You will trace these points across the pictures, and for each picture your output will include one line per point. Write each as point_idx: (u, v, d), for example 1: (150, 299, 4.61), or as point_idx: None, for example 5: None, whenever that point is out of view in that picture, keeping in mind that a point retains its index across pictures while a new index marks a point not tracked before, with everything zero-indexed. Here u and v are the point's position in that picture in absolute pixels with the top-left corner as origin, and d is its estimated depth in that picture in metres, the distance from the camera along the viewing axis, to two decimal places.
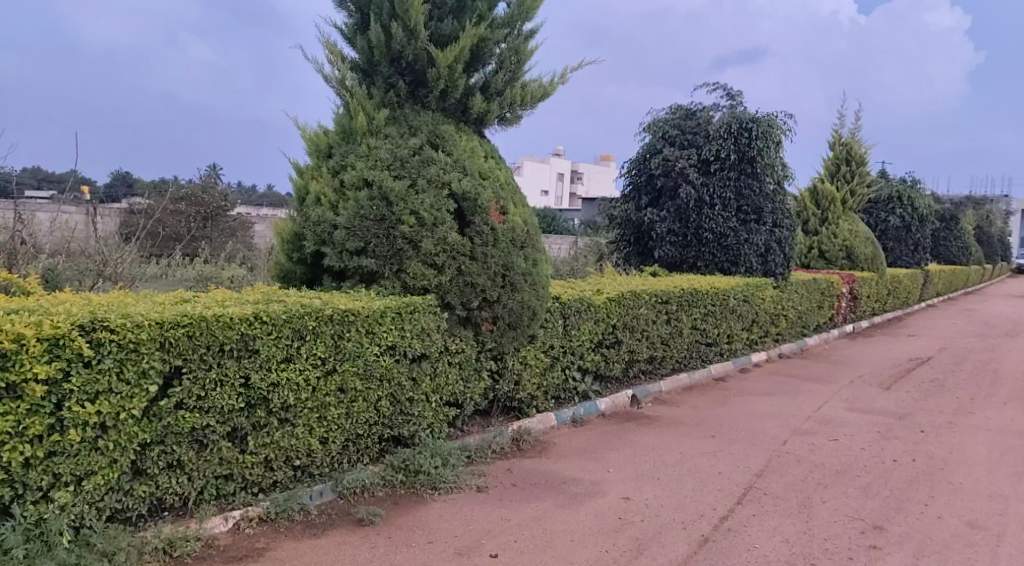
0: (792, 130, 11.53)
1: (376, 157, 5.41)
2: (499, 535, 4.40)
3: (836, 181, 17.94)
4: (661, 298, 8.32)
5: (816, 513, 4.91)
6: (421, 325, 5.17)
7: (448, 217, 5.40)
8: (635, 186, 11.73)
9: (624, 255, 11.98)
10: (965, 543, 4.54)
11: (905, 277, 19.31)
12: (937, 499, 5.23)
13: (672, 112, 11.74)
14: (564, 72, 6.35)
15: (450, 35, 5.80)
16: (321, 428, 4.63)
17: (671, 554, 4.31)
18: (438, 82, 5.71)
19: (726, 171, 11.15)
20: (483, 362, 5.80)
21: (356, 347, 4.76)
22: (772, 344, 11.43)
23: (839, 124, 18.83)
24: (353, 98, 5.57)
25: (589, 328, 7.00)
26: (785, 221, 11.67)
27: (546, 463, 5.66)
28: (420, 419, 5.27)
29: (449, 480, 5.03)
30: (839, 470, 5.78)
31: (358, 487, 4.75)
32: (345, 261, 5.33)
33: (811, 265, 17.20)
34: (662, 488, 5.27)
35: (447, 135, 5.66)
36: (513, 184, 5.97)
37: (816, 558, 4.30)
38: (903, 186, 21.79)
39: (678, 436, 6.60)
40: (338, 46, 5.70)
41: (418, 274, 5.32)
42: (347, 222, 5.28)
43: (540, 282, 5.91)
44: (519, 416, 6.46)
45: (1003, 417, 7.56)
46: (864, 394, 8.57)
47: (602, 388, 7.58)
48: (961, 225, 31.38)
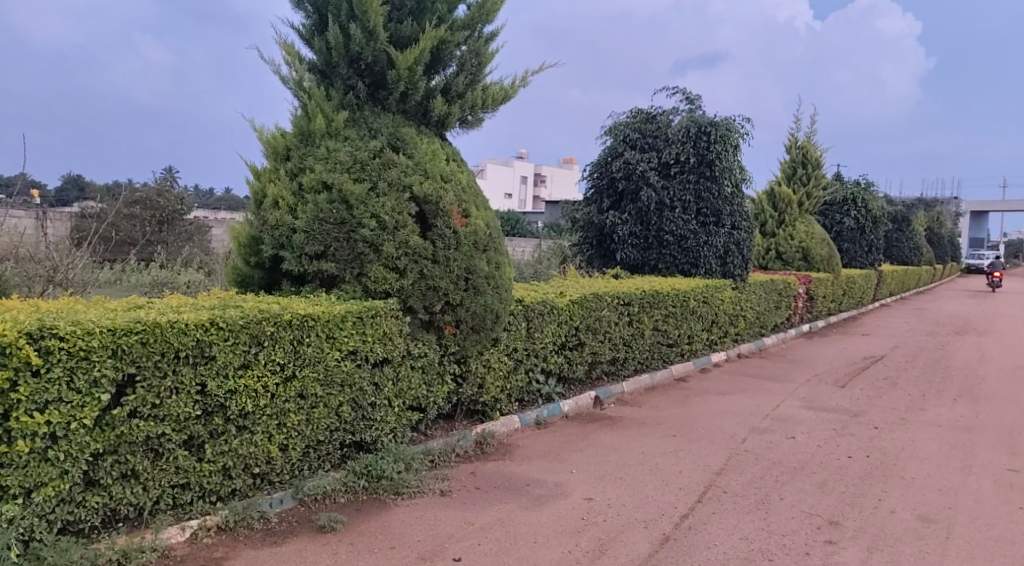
0: (749, 134, 11.72)
1: (335, 160, 5.35)
2: (462, 539, 4.38)
3: (792, 184, 18.27)
4: (623, 300, 8.37)
5: (774, 510, 4.99)
6: (383, 329, 5.12)
7: (410, 221, 5.37)
8: (597, 189, 11.81)
9: (586, 257, 12.04)
10: (917, 536, 4.66)
11: (860, 278, 19.76)
12: (891, 493, 5.36)
13: (632, 115, 11.83)
14: (524, 76, 6.36)
15: (410, 37, 5.77)
16: (280, 435, 4.56)
17: (633, 553, 4.34)
18: (398, 84, 5.67)
19: (686, 174, 11.30)
20: (446, 366, 5.77)
21: (317, 353, 4.70)
22: (731, 345, 11.59)
23: (795, 127, 19.19)
24: (311, 99, 5.50)
25: (552, 330, 7.01)
26: (744, 223, 11.85)
27: (510, 465, 5.66)
28: (383, 424, 5.22)
29: (412, 485, 4.99)
30: (796, 467, 5.88)
31: (318, 494, 4.69)
32: (305, 265, 5.27)
33: (769, 266, 17.51)
34: (624, 488, 5.31)
35: (408, 138, 5.63)
36: (474, 187, 5.95)
37: (774, 555, 4.36)
38: (857, 189, 22.28)
39: (639, 436, 6.65)
40: (295, 47, 5.63)
41: (379, 278, 5.28)
42: (306, 226, 5.22)
43: (503, 285, 5.90)
44: (483, 420, 6.44)
45: (953, 414, 7.77)
46: (820, 392, 8.74)
47: (566, 390, 7.61)
48: (913, 227, 32.23)
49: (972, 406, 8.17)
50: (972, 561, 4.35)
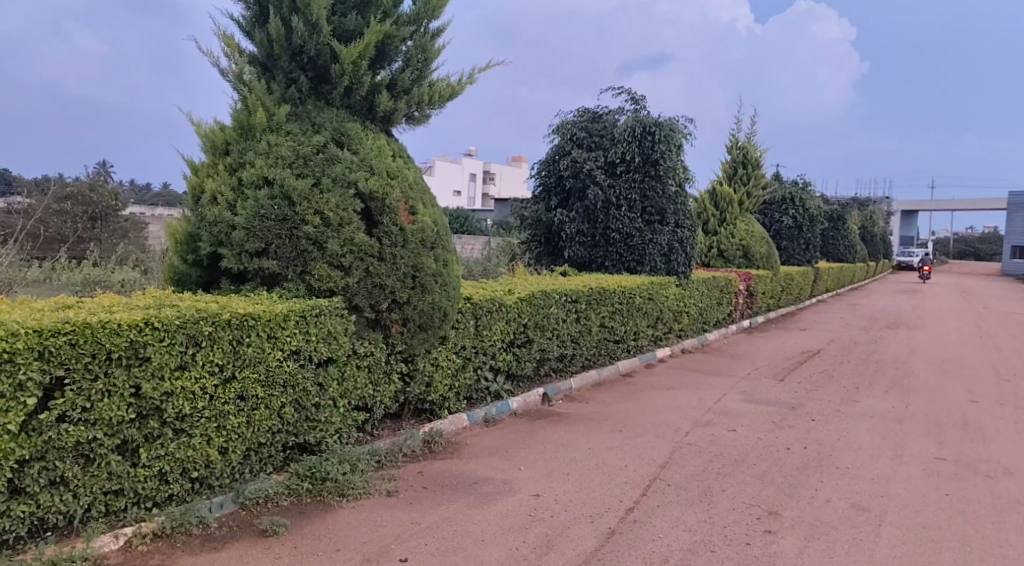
0: (692, 134, 11.92)
1: (277, 154, 5.21)
2: (409, 539, 4.33)
3: (733, 183, 18.69)
4: (570, 297, 8.40)
5: (716, 502, 5.07)
6: (327, 328, 5.02)
7: (355, 217, 5.28)
8: (545, 187, 11.80)
9: (534, 255, 12.03)
10: (851, 524, 4.80)
11: (798, 275, 20.33)
12: (827, 483, 5.51)
13: (579, 114, 11.86)
14: (471, 72, 6.31)
15: (354, 31, 5.67)
16: (220, 437, 4.42)
17: (579, 548, 4.35)
18: (342, 78, 5.57)
19: (632, 173, 11.42)
20: (393, 365, 5.69)
21: (257, 353, 4.58)
22: (675, 340, 11.76)
23: (736, 128, 19.63)
24: (251, 93, 5.35)
25: (500, 328, 6.98)
26: (687, 221, 12.06)
27: (458, 464, 5.62)
28: (327, 425, 5.12)
29: (358, 486, 4.90)
30: (737, 459, 5.99)
31: (260, 498, 4.57)
32: (245, 263, 5.13)
33: (711, 264, 17.86)
34: (572, 483, 5.32)
35: (352, 133, 5.52)
36: (421, 184, 5.87)
37: (716, 546, 4.43)
38: (795, 188, 22.94)
39: (586, 431, 6.68)
40: (234, 39, 5.46)
41: (324, 276, 5.18)
42: (246, 222, 5.08)
43: (451, 283, 5.85)
44: (430, 418, 6.38)
45: (885, 405, 8.04)
46: (760, 386, 8.94)
47: (514, 387, 7.59)
48: (847, 226, 33.35)
49: (903, 397, 8.48)
50: (903, 547, 4.50)
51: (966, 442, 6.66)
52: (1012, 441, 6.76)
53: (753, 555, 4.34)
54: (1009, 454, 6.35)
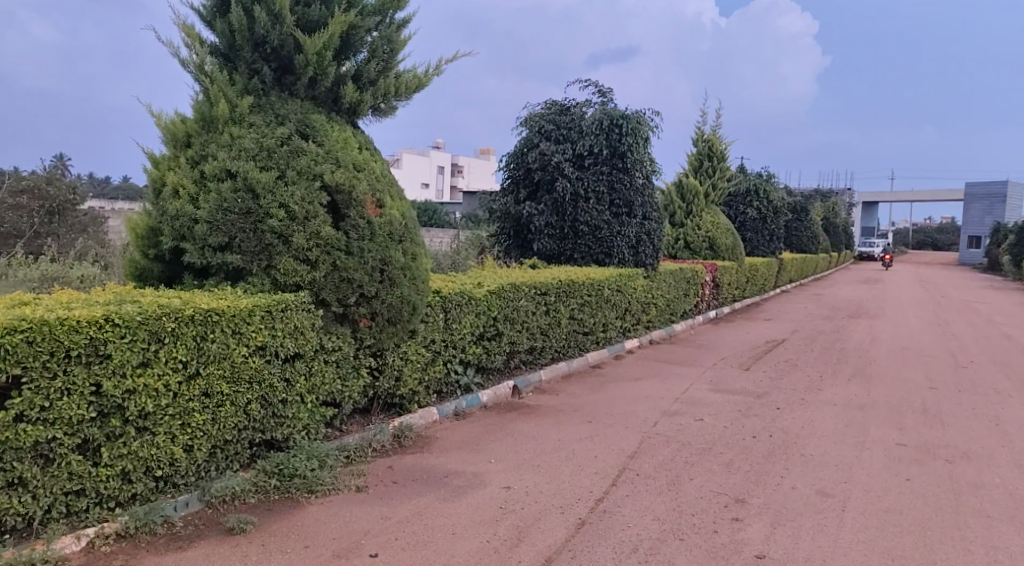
0: (659, 127, 12.00)
1: (240, 147, 5.12)
2: (380, 535, 4.30)
3: (699, 175, 18.88)
4: (539, 290, 8.40)
5: (684, 491, 5.12)
6: (294, 323, 4.96)
7: (321, 211, 5.22)
8: (513, 179, 11.74)
9: (503, 248, 12.00)
10: (816, 510, 4.88)
11: (762, 265, 20.60)
12: (792, 470, 5.60)
13: (547, 106, 11.83)
14: (438, 63, 6.26)
15: (318, 21, 5.57)
16: (185, 435, 4.34)
17: (550, 539, 4.37)
18: (306, 69, 5.49)
19: (599, 166, 11.48)
20: (362, 360, 5.64)
21: (222, 349, 4.49)
22: (643, 332, 11.85)
23: (701, 121, 19.81)
24: (213, 84, 5.24)
25: (469, 321, 6.96)
26: (653, 214, 12.17)
27: (428, 458, 5.60)
28: (294, 421, 5.06)
29: (327, 482, 4.86)
30: (704, 448, 6.06)
31: (227, 496, 4.51)
32: (207, 257, 5.04)
33: (678, 256, 18.01)
34: (542, 475, 5.34)
35: (317, 125, 5.44)
36: (389, 177, 5.82)
37: (685, 534, 4.48)
38: (759, 180, 23.21)
39: (556, 423, 6.69)
40: (195, 29, 5.34)
41: (289, 270, 5.11)
42: (209, 216, 4.98)
43: (420, 276, 5.82)
44: (400, 413, 6.34)
45: (848, 393, 8.19)
46: (727, 375, 9.05)
47: (484, 381, 7.57)
48: (810, 217, 33.87)
49: (864, 385, 8.65)
50: (866, 532, 4.59)
51: (924, 428, 6.82)
52: (968, 425, 6.94)
53: (720, 543, 4.39)
54: (966, 439, 6.52)
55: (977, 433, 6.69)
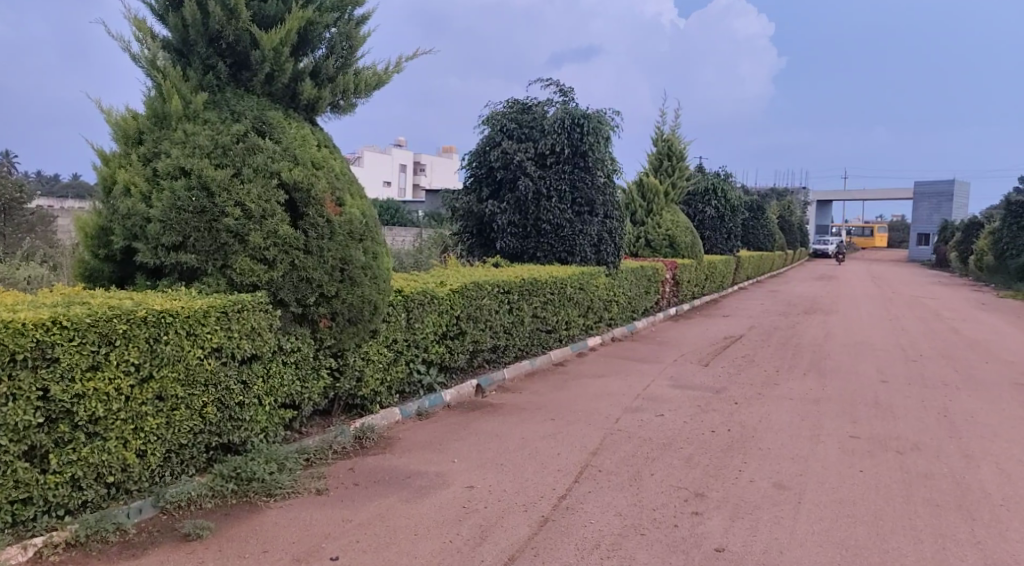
0: (620, 126, 12.09)
1: (194, 144, 5.00)
2: (340, 537, 4.24)
3: (659, 175, 19.13)
4: (502, 288, 8.38)
5: (645, 486, 5.16)
6: (251, 324, 4.86)
7: (279, 209, 5.13)
8: (476, 178, 11.70)
9: (466, 246, 11.95)
10: (773, 502, 4.95)
11: (721, 263, 20.91)
12: (750, 464, 5.68)
13: (509, 105, 11.79)
14: (398, 60, 6.20)
15: (275, 16, 5.46)
16: (138, 440, 4.23)
17: (512, 537, 4.35)
18: (263, 65, 5.40)
19: (561, 165, 11.50)
20: (322, 361, 5.56)
21: (176, 351, 4.38)
22: (606, 329, 11.92)
23: (661, 121, 20.11)
24: (165, 79, 5.11)
25: (432, 320, 6.91)
26: (615, 212, 12.26)
27: (390, 459, 5.54)
28: (252, 424, 4.96)
29: (286, 485, 4.78)
30: (664, 443, 6.11)
31: (182, 501, 4.41)
32: (161, 257, 4.91)
33: (639, 254, 18.16)
34: (505, 473, 5.32)
35: (274, 122, 5.34)
36: (348, 175, 5.75)
37: (646, 529, 4.51)
38: (717, 180, 23.59)
39: (519, 422, 6.68)
40: (147, 23, 5.20)
41: (246, 269, 5.01)
42: (161, 215, 4.86)
43: (381, 275, 5.75)
44: (362, 414, 6.27)
45: (803, 387, 8.35)
46: (686, 371, 9.15)
47: (447, 379, 7.53)
48: (767, 216, 34.50)
49: (819, 379, 8.83)
50: (821, 523, 4.67)
51: (876, 420, 6.98)
52: (918, 417, 7.13)
53: (680, 537, 4.43)
54: (916, 430, 6.68)
55: (926, 425, 6.87)
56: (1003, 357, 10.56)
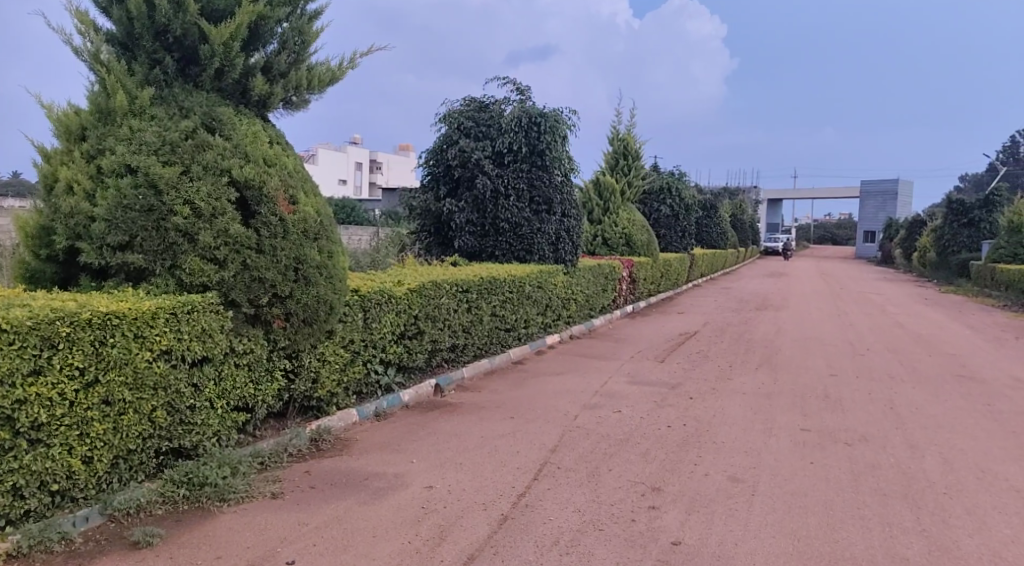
0: (577, 125, 12.12)
1: (140, 140, 4.87)
2: (297, 541, 4.17)
3: (615, 173, 19.29)
4: (460, 287, 8.33)
5: (604, 482, 5.19)
6: (201, 325, 4.74)
7: (230, 207, 5.02)
8: (433, 176, 11.61)
9: (424, 245, 11.86)
10: (728, 495, 5.02)
11: (676, 261, 21.18)
12: (705, 458, 5.76)
13: (466, 103, 11.72)
14: (353, 57, 6.12)
15: (224, 10, 5.34)
16: (84, 446, 4.09)
17: (472, 536, 4.33)
18: (212, 60, 5.26)
19: (519, 163, 11.50)
20: (276, 362, 5.45)
21: (123, 354, 4.25)
22: (564, 327, 11.97)
23: (617, 121, 20.28)
24: (110, 74, 4.95)
25: (390, 320, 6.84)
26: (572, 211, 12.32)
27: (347, 460, 5.47)
28: (204, 428, 4.85)
29: (240, 489, 4.68)
30: (622, 439, 6.15)
31: (131, 508, 4.28)
32: (106, 257, 4.77)
33: (596, 252, 18.27)
34: (464, 472, 5.30)
35: (224, 118, 5.22)
36: (302, 172, 5.65)
37: (605, 524, 4.53)
38: (671, 179, 23.88)
39: (478, 420, 6.66)
40: (90, 15, 5.04)
41: (195, 269, 4.89)
42: (107, 213, 4.72)
43: (336, 275, 5.66)
44: (318, 416, 6.18)
45: (756, 381, 8.51)
46: (643, 367, 9.24)
47: (405, 379, 7.47)
48: (720, 215, 35.07)
49: (771, 373, 9.00)
50: (774, 514, 4.75)
51: (826, 413, 7.14)
52: (866, 409, 7.31)
53: (638, 531, 4.46)
54: (864, 422, 6.85)
55: (873, 416, 7.05)
56: (945, 351, 10.90)
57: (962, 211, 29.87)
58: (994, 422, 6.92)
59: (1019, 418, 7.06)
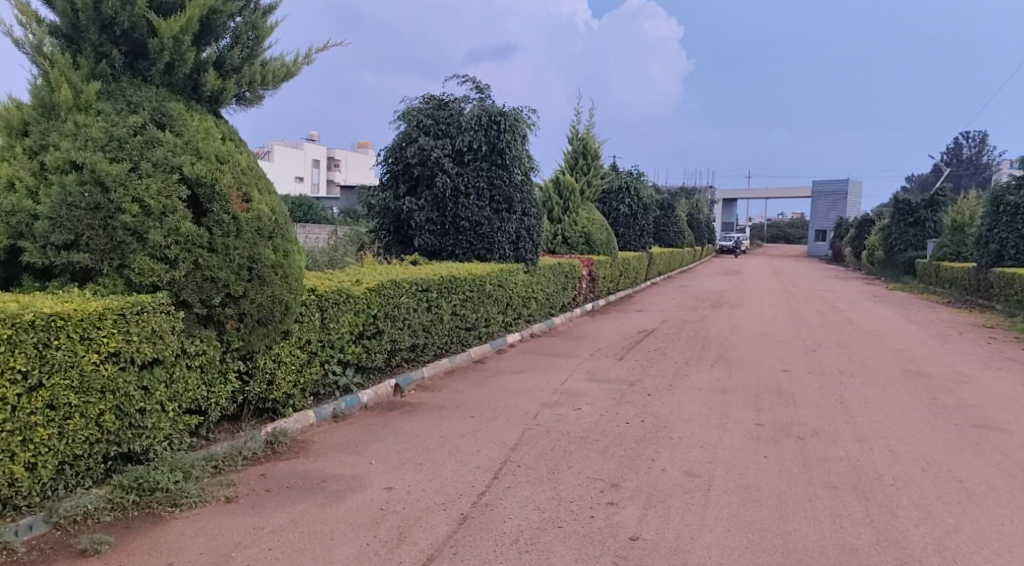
0: (537, 124, 12.12)
1: (86, 136, 4.72)
2: (251, 546, 4.09)
3: (575, 173, 19.44)
4: (420, 286, 8.28)
5: (563, 479, 5.20)
6: (151, 326, 4.61)
7: (181, 205, 4.90)
8: (392, 174, 11.49)
9: (383, 244, 11.73)
10: (684, 490, 5.08)
11: (634, 259, 21.39)
12: (662, 453, 5.81)
13: (425, 101, 11.63)
14: (308, 52, 6.02)
15: (175, 3, 5.20)
16: (27, 452, 3.96)
17: (431, 537, 4.29)
18: (162, 54, 5.13)
19: (479, 162, 11.46)
20: (229, 364, 5.34)
21: (69, 356, 4.12)
22: (524, 326, 11.98)
23: (576, 120, 20.41)
24: (53, 67, 4.79)
25: (348, 320, 6.76)
26: (532, 210, 12.35)
27: (304, 463, 5.38)
28: (155, 432, 4.71)
29: (192, 494, 4.57)
30: (582, 436, 6.18)
31: (78, 515, 4.15)
32: (50, 257, 4.62)
33: (556, 251, 18.33)
34: (424, 473, 5.26)
35: (175, 114, 5.08)
36: (256, 170, 5.54)
37: (564, 521, 4.53)
38: (630, 178, 24.11)
39: (438, 420, 6.63)
40: (32, 6, 4.87)
41: (145, 269, 4.75)
42: (50, 212, 4.57)
43: (292, 274, 5.56)
44: (273, 418, 6.08)
45: (713, 377, 8.63)
46: (602, 365, 9.31)
47: (364, 380, 7.40)
48: (677, 214, 35.53)
49: (727, 369, 9.14)
50: (730, 508, 4.81)
51: (780, 408, 7.27)
52: (818, 404, 7.47)
53: (597, 528, 4.48)
54: (815, 416, 7.00)
55: (825, 411, 7.21)
56: (893, 346, 11.20)
57: (908, 210, 30.76)
58: (939, 415, 7.12)
59: (963, 411, 7.28)
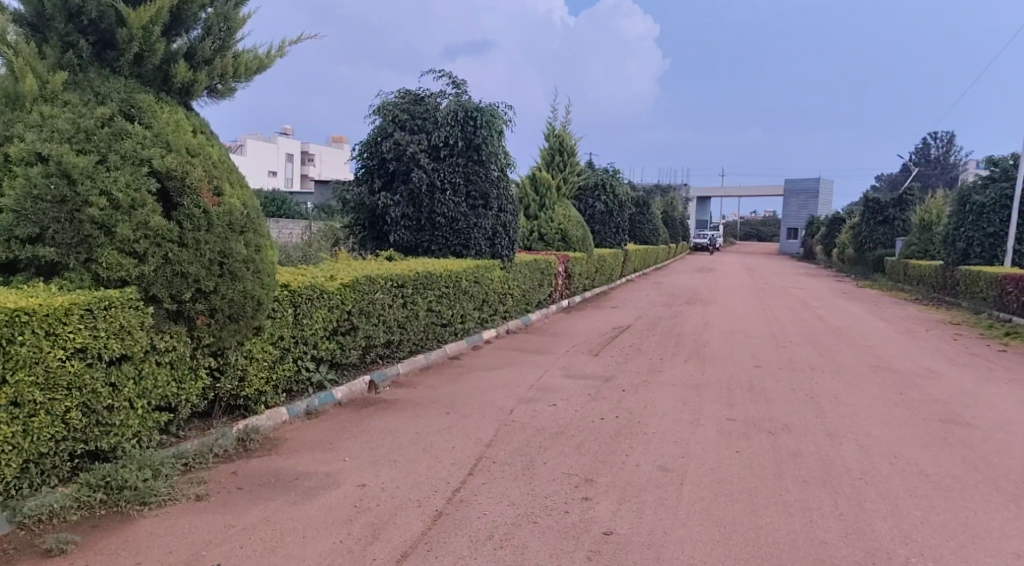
0: (513, 121, 12.10)
1: (51, 127, 4.62)
2: (222, 544, 4.04)
3: (551, 169, 19.44)
4: (396, 282, 8.23)
5: (537, 475, 5.20)
6: (119, 322, 4.52)
7: (150, 199, 4.82)
8: (367, 169, 11.39)
9: (358, 239, 11.65)
10: (658, 485, 5.11)
11: (610, 256, 21.45)
12: (636, 449, 5.84)
13: (401, 95, 11.55)
14: (282, 44, 5.93)
15: None
16: None
17: (405, 534, 4.27)
18: (131, 44, 5.03)
19: (455, 158, 11.42)
20: (200, 360, 5.26)
21: (32, 353, 4.04)
22: (500, 322, 11.97)
23: (553, 117, 20.41)
24: (18, 56, 4.68)
25: (322, 315, 6.70)
26: (508, 206, 12.33)
27: (276, 460, 5.33)
28: (124, 429, 4.62)
29: (161, 492, 4.49)
30: (557, 432, 6.19)
31: (43, 514, 4.07)
32: (15, 251, 4.53)
33: (532, 247, 18.33)
34: (399, 470, 5.23)
35: (144, 105, 4.99)
36: (228, 163, 5.45)
37: (539, 517, 4.54)
38: (606, 175, 24.18)
39: (413, 417, 6.59)
40: None
41: (112, 264, 4.67)
42: (15, 204, 4.46)
43: (264, 269, 5.49)
44: (245, 415, 6.00)
45: (687, 373, 8.69)
46: (578, 361, 9.34)
47: (338, 377, 7.34)
48: (652, 211, 35.71)
49: (700, 365, 9.21)
50: (702, 502, 4.85)
51: (752, 403, 7.34)
52: (789, 399, 7.55)
53: (570, 523, 4.48)
54: (787, 411, 7.08)
55: (796, 406, 7.29)
56: (863, 343, 11.35)
57: (878, 209, 31.19)
58: (907, 410, 7.24)
59: (929, 406, 7.41)
